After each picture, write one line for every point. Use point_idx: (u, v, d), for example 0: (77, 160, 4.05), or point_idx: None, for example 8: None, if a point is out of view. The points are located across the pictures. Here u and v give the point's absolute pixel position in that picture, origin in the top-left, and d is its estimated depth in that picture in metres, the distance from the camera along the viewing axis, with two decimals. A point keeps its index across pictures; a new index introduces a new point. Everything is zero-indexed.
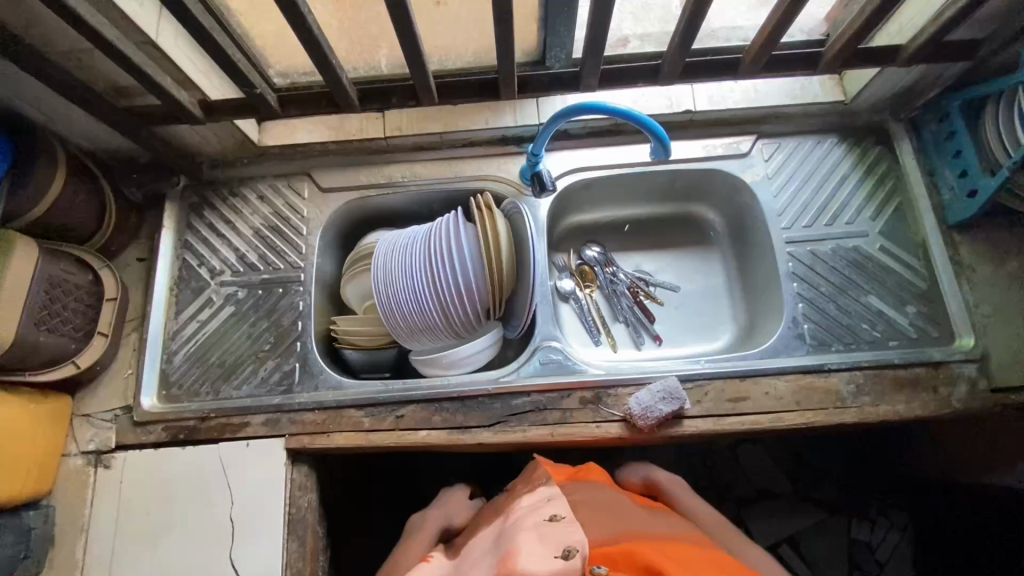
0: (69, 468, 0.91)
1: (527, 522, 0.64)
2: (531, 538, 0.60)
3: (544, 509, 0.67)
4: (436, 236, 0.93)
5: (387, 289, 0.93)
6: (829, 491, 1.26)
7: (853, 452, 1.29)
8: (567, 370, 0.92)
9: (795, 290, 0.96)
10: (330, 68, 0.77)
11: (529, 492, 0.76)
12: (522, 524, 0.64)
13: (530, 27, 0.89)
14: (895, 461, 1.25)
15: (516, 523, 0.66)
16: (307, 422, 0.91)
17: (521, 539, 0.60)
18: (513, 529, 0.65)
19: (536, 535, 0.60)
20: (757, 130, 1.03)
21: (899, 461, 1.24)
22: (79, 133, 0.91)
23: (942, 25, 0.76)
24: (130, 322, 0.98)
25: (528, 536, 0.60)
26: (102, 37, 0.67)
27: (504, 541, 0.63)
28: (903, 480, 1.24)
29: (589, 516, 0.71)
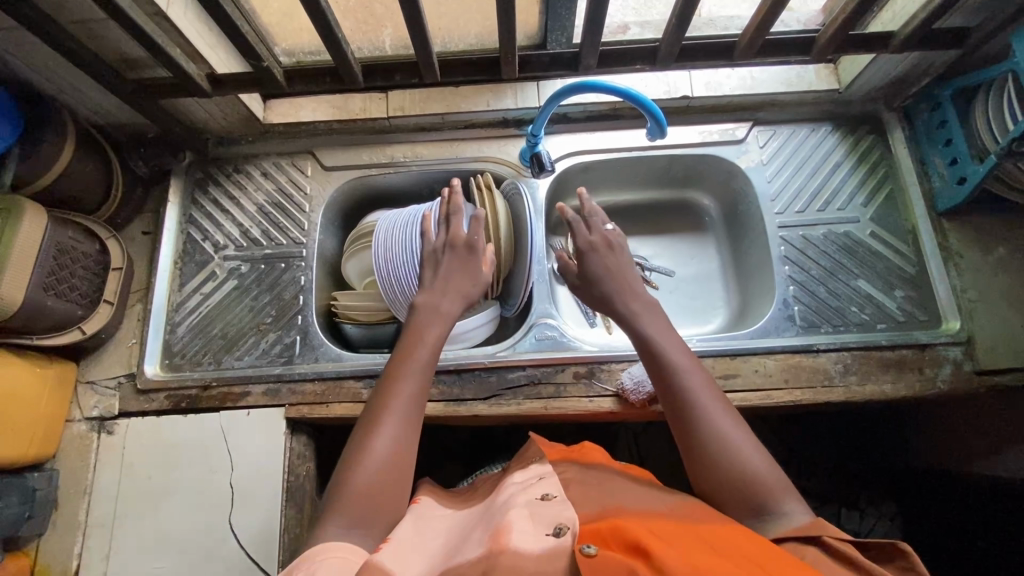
0: (73, 433, 0.93)
1: (519, 500, 0.67)
2: (523, 515, 0.63)
3: (534, 489, 0.69)
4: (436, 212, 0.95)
5: (388, 268, 0.95)
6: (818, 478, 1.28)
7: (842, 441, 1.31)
8: (561, 347, 0.94)
9: (786, 273, 0.98)
10: (337, 44, 0.79)
11: (520, 470, 0.79)
12: (514, 502, 0.67)
13: (532, 10, 0.91)
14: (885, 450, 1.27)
15: (507, 500, 0.69)
16: (307, 392, 0.93)
17: (512, 516, 0.64)
18: (504, 504, 0.68)
19: (526, 512, 0.64)
20: (753, 117, 1.05)
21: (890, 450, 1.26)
22: (88, 105, 0.93)
23: (935, 10, 0.78)
24: (134, 293, 1.00)
25: (519, 512, 0.64)
26: (115, 5, 0.69)
27: (495, 515, 0.67)
28: (892, 469, 1.26)
29: (581, 492, 0.69)
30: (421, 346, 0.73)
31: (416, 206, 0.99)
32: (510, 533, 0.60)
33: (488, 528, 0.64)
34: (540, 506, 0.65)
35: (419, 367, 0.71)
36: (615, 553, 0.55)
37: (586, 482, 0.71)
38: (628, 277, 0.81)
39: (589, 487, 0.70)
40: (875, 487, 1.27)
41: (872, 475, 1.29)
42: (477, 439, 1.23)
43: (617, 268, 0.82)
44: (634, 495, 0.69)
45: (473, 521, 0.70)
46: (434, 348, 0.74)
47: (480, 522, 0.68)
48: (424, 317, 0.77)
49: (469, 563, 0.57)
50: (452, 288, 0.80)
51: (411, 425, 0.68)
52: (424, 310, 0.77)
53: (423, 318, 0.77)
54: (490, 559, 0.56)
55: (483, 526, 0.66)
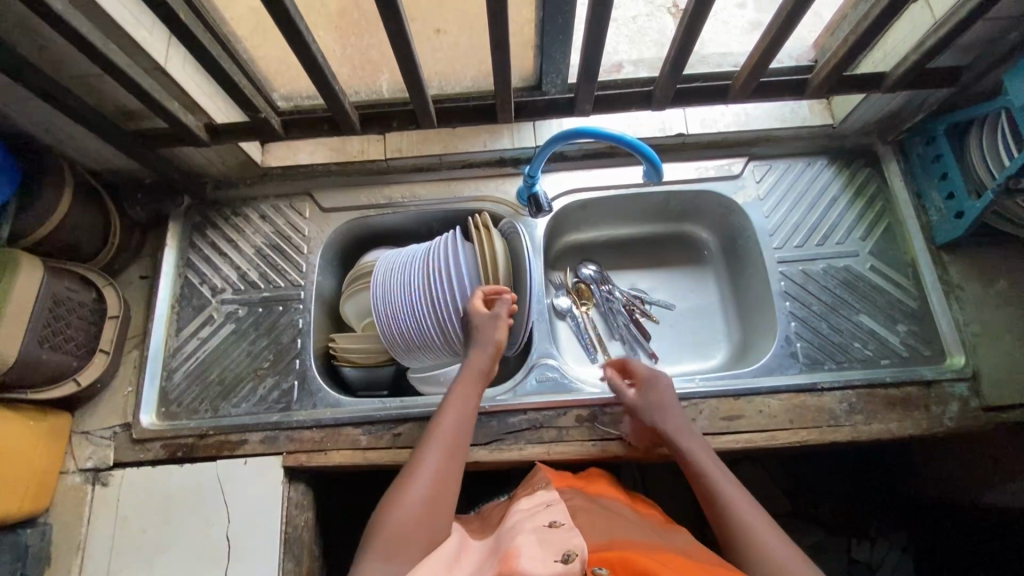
0: (67, 485, 0.92)
1: (527, 526, 0.64)
2: (531, 540, 0.60)
3: (542, 514, 0.67)
4: (433, 264, 0.93)
5: (390, 321, 0.94)
6: (829, 510, 1.26)
7: (852, 470, 1.29)
8: (563, 389, 0.93)
9: (787, 309, 0.97)
10: (334, 95, 0.80)
11: (527, 496, 0.77)
12: (522, 529, 0.64)
13: (527, 55, 0.93)
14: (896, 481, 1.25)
15: (515, 525, 0.66)
16: (304, 440, 0.92)
17: (521, 542, 0.60)
18: (512, 530, 0.65)
19: (535, 538, 0.61)
20: (748, 152, 1.05)
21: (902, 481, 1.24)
22: (85, 154, 0.93)
23: (927, 53, 0.78)
24: (131, 339, 1.00)
25: (527, 537, 0.61)
26: (113, 64, 0.69)
27: (502, 543, 0.63)
28: (904, 501, 1.24)
29: (587, 521, 0.70)
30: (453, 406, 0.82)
31: (416, 253, 0.96)
32: (520, 557, 0.57)
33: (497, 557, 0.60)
34: (550, 530, 0.61)
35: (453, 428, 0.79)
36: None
37: (591, 512, 0.73)
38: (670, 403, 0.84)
39: (593, 518, 0.71)
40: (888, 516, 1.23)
41: (883, 506, 1.25)
42: (480, 477, 1.21)
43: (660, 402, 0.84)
44: (637, 528, 0.70)
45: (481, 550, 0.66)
46: (467, 401, 0.82)
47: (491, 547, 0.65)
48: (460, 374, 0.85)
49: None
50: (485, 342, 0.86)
51: (447, 471, 0.75)
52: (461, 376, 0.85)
53: (460, 379, 0.85)
54: None
55: (491, 555, 0.62)
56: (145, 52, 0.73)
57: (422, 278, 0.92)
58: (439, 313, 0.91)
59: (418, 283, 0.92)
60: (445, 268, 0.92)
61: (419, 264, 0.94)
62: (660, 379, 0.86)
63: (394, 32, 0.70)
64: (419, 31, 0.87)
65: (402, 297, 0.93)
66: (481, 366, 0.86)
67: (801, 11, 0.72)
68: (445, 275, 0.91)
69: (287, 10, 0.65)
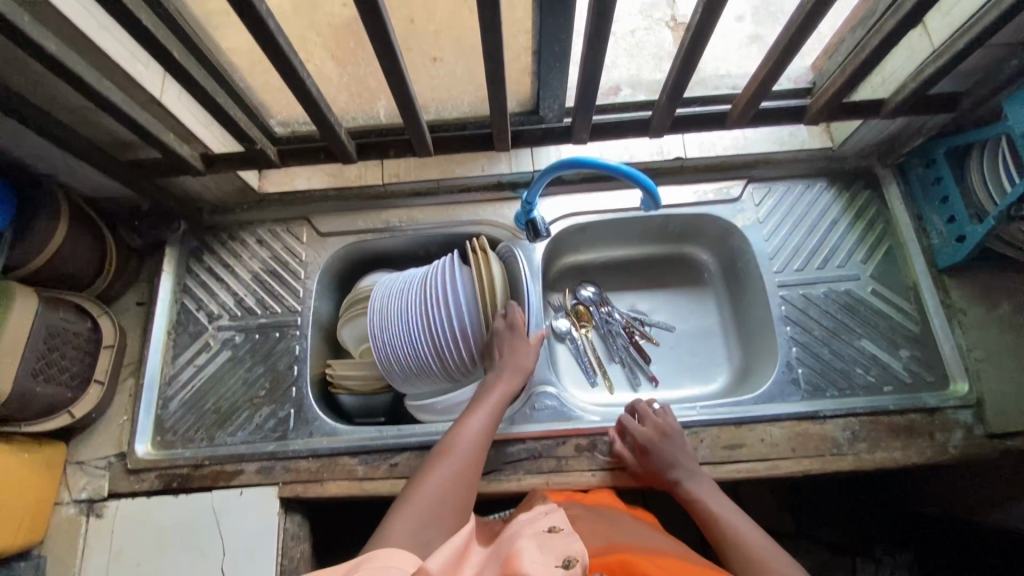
0: (61, 517, 0.91)
1: (528, 532, 0.63)
2: (532, 545, 0.59)
3: (542, 521, 0.66)
4: (428, 292, 0.91)
5: (388, 347, 0.93)
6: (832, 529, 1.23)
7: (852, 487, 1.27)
8: (562, 417, 0.93)
9: (788, 334, 0.97)
10: (329, 125, 0.80)
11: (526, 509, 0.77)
12: (522, 534, 0.62)
13: (523, 78, 0.88)
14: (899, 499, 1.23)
15: (515, 532, 0.65)
16: (301, 470, 0.91)
17: (522, 546, 0.59)
18: (511, 537, 0.64)
19: (538, 543, 0.60)
20: (747, 175, 1.05)
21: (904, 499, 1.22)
22: (82, 182, 0.93)
23: (925, 82, 0.78)
24: (127, 367, 0.99)
25: (528, 542, 0.60)
26: (107, 100, 0.69)
27: (501, 548, 0.62)
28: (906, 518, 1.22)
29: (589, 528, 0.70)
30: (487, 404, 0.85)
31: (412, 277, 0.96)
32: (521, 559, 0.56)
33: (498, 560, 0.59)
34: (552, 537, 0.61)
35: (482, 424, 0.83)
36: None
37: (591, 520, 0.73)
38: (681, 457, 0.84)
39: (593, 527, 0.71)
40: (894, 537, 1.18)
41: (887, 526, 1.22)
42: None
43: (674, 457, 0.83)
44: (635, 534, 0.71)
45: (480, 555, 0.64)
46: (501, 403, 0.86)
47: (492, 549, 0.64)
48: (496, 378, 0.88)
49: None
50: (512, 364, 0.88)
51: (469, 467, 0.78)
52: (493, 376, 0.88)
53: (494, 380, 0.88)
54: None
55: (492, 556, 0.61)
56: (139, 86, 0.73)
57: (420, 307, 0.91)
58: (440, 341, 0.90)
59: (416, 310, 0.91)
60: (440, 295, 0.90)
61: (415, 288, 0.93)
62: (671, 439, 0.85)
63: (389, 67, 0.70)
64: (416, 59, 0.86)
65: (399, 325, 0.92)
66: (510, 376, 0.88)
67: (800, 43, 0.72)
68: (442, 301, 0.90)
69: (281, 47, 0.65)
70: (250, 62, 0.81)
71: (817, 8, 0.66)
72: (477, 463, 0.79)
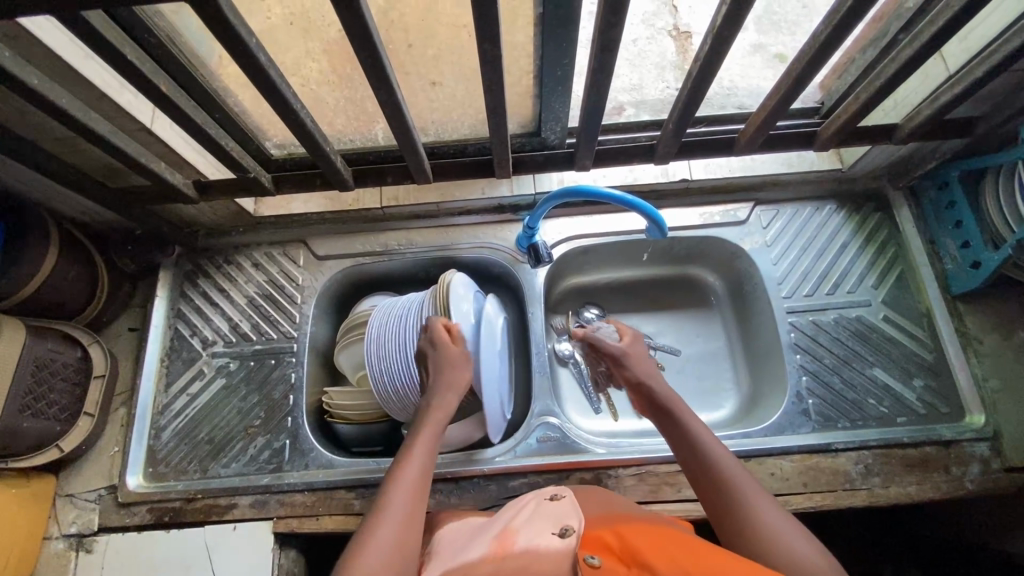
0: (50, 552, 0.88)
1: (528, 504, 0.62)
2: (531, 519, 0.58)
3: (546, 491, 0.65)
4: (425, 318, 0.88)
5: (379, 376, 0.88)
6: (841, 550, 1.11)
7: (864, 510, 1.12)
8: (566, 449, 0.90)
9: (797, 362, 0.94)
10: (324, 153, 0.78)
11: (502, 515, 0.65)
12: (524, 505, 0.63)
13: (525, 101, 0.85)
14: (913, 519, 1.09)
15: (515, 506, 0.64)
16: (296, 504, 0.88)
17: (521, 519, 0.59)
18: (513, 509, 0.63)
19: (535, 515, 0.58)
20: (753, 197, 1.02)
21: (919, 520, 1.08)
22: (73, 208, 0.91)
23: (939, 109, 0.76)
24: (119, 396, 0.97)
25: (527, 518, 0.58)
26: (98, 133, 0.67)
27: (499, 523, 0.60)
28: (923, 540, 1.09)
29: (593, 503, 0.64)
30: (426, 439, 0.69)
31: (414, 304, 0.90)
32: (516, 537, 0.54)
33: (492, 532, 0.58)
34: (548, 506, 0.60)
35: (423, 466, 0.66)
36: (620, 568, 0.47)
37: (601, 501, 0.64)
38: (653, 372, 0.78)
39: (600, 504, 0.64)
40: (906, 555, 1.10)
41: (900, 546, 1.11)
42: None
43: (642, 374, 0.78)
44: (643, 514, 0.61)
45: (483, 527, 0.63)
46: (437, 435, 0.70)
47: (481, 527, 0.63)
48: (429, 409, 0.74)
49: (471, 566, 0.52)
50: (446, 383, 0.76)
51: (415, 513, 0.61)
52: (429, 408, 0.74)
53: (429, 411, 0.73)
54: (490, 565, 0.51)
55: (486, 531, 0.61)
56: (130, 114, 0.72)
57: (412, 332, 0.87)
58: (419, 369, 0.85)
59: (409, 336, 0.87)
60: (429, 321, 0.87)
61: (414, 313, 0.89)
62: (623, 362, 0.80)
63: (385, 97, 0.68)
64: (415, 84, 0.84)
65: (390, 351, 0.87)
66: (442, 403, 0.74)
67: (812, 71, 0.70)
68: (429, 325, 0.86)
69: (273, 79, 0.63)
70: (245, 88, 0.79)
71: (831, 38, 0.64)
72: (422, 505, 0.62)
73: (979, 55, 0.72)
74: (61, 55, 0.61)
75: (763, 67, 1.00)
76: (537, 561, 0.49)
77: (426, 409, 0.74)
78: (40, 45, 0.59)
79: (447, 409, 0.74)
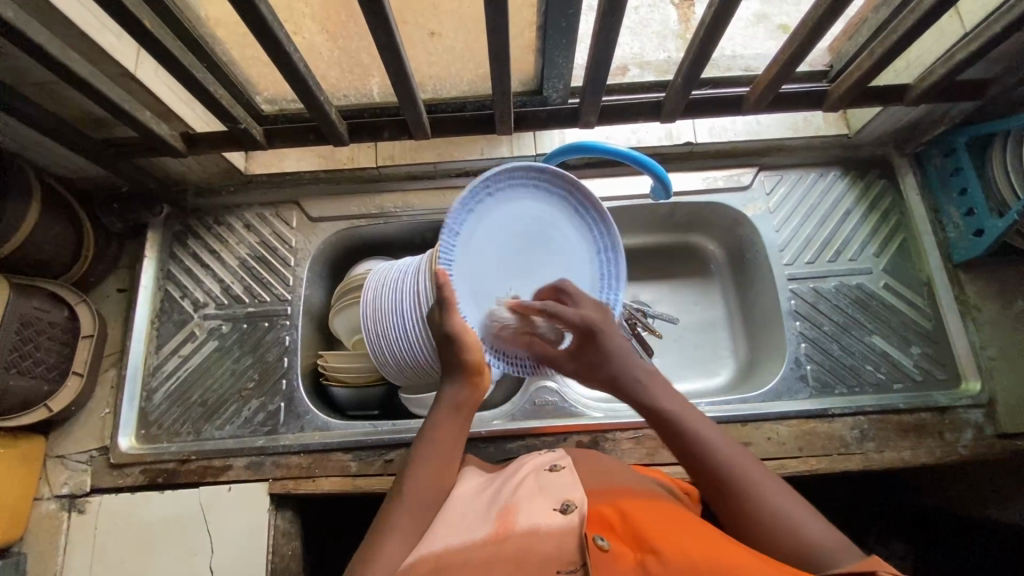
0: (40, 513, 0.87)
1: (527, 475, 0.61)
2: (534, 493, 0.56)
3: (545, 462, 0.64)
4: (479, 286, 0.71)
5: None
6: (827, 518, 1.12)
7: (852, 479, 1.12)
8: (564, 414, 0.90)
9: (797, 329, 0.93)
10: (318, 104, 0.75)
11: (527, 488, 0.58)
12: (525, 476, 0.61)
13: (527, 57, 0.82)
14: (899, 490, 1.10)
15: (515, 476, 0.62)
16: (292, 466, 0.88)
17: (523, 493, 0.57)
18: (513, 479, 0.61)
19: (535, 492, 0.56)
20: (759, 162, 1.01)
21: (904, 490, 1.09)
22: (54, 162, 0.87)
23: (955, 67, 0.73)
24: (109, 357, 0.95)
25: (529, 491, 0.57)
26: (77, 75, 0.64)
27: (501, 494, 0.59)
28: (908, 508, 1.11)
29: (587, 472, 0.62)
30: (444, 427, 0.64)
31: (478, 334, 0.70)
32: (519, 513, 0.53)
33: (495, 503, 0.57)
34: (551, 479, 0.58)
35: (438, 459, 0.62)
36: (628, 554, 0.46)
37: (600, 469, 0.63)
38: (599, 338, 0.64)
39: (595, 473, 0.63)
40: (885, 522, 1.12)
41: (882, 516, 1.12)
42: None
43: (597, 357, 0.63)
44: (647, 488, 0.60)
45: (486, 491, 0.62)
46: (460, 418, 0.65)
47: (472, 502, 0.60)
48: (449, 398, 0.66)
49: (473, 544, 0.50)
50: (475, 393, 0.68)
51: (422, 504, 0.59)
52: (446, 400, 0.66)
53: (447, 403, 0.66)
54: (497, 543, 0.49)
55: (487, 502, 0.58)
56: (113, 59, 0.69)
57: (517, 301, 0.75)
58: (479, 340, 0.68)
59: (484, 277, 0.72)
60: (477, 252, 0.71)
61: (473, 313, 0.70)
62: (593, 332, 0.63)
63: (382, 43, 0.64)
64: (412, 34, 0.80)
65: None
66: (460, 392, 0.66)
67: (826, 26, 0.67)
68: (489, 263, 0.72)
69: (266, 19, 0.59)
70: (234, 35, 0.75)
71: None
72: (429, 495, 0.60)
73: (996, 10, 0.70)
74: None
75: (765, 38, 0.97)
76: (542, 544, 0.48)
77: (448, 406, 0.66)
78: None
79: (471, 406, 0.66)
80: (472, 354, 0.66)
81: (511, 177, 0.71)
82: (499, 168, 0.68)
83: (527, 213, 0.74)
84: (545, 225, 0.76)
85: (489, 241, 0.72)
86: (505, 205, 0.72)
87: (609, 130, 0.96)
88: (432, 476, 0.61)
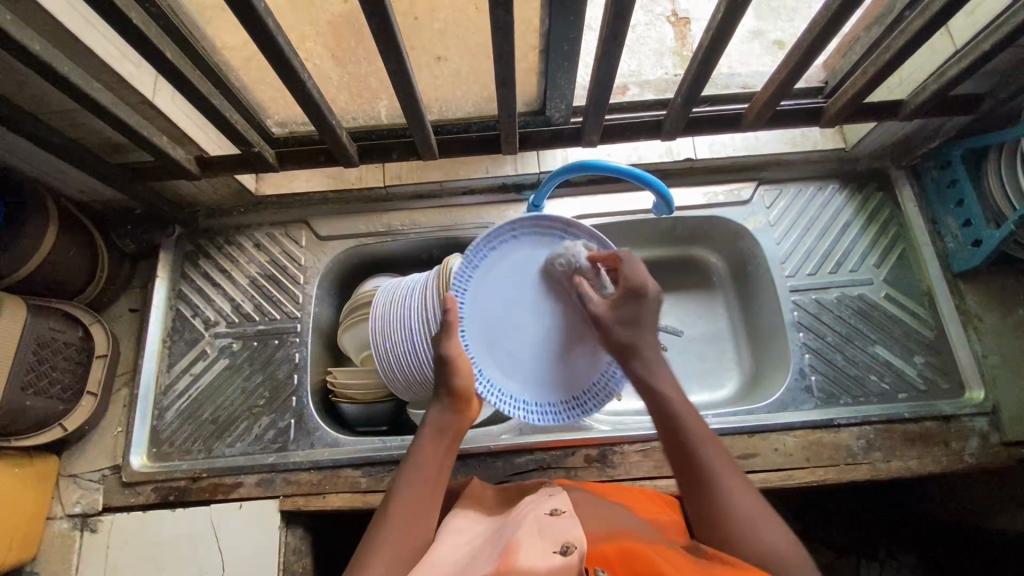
0: (54, 533, 0.88)
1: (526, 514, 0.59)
2: (532, 532, 0.54)
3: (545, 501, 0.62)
4: (489, 324, 0.75)
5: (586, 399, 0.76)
6: (836, 531, 1.12)
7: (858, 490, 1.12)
8: (570, 428, 0.91)
9: (801, 341, 0.95)
10: (330, 128, 0.77)
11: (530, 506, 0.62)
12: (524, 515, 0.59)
13: (530, 79, 0.85)
14: (907, 501, 1.10)
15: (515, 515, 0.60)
16: (302, 483, 0.89)
17: (522, 532, 0.55)
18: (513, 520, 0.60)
19: (536, 529, 0.55)
20: (757, 176, 1.03)
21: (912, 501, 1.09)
22: (71, 187, 0.90)
23: (947, 84, 0.76)
24: (121, 377, 0.96)
25: (527, 529, 0.55)
26: (99, 104, 0.66)
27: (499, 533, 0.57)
28: (916, 519, 1.10)
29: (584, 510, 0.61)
30: (434, 448, 0.65)
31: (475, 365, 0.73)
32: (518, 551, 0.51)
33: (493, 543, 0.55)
34: (550, 519, 0.57)
35: (424, 478, 0.63)
36: None
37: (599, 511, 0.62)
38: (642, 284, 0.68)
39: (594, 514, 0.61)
40: (894, 534, 1.11)
41: (891, 528, 1.12)
42: None
43: (635, 320, 0.68)
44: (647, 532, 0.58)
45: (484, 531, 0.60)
46: (445, 438, 0.67)
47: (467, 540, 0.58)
48: (436, 419, 0.68)
49: None
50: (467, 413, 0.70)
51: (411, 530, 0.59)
52: (430, 423, 0.68)
53: (432, 425, 0.67)
54: None
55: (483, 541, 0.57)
56: (132, 87, 0.72)
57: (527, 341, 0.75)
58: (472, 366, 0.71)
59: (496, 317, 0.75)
60: (489, 289, 0.75)
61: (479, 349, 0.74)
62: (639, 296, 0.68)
63: (393, 69, 0.67)
64: (419, 58, 0.83)
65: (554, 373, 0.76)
66: (448, 413, 0.68)
67: (820, 47, 0.69)
68: (499, 299, 0.75)
69: (281, 46, 0.62)
70: (248, 62, 0.78)
71: (842, 10, 0.63)
72: (416, 518, 0.60)
73: (985, 29, 0.72)
74: (62, 22, 0.60)
75: (761, 54, 1.01)
76: None
77: (433, 427, 0.67)
78: (42, 12, 0.58)
79: (454, 425, 0.68)
80: (460, 379, 0.69)
81: (526, 227, 0.75)
82: (512, 219, 0.74)
83: (545, 261, 0.77)
84: (558, 274, 0.77)
85: (502, 283, 0.75)
86: (525, 252, 0.76)
87: (611, 148, 0.98)
88: (419, 500, 0.61)
